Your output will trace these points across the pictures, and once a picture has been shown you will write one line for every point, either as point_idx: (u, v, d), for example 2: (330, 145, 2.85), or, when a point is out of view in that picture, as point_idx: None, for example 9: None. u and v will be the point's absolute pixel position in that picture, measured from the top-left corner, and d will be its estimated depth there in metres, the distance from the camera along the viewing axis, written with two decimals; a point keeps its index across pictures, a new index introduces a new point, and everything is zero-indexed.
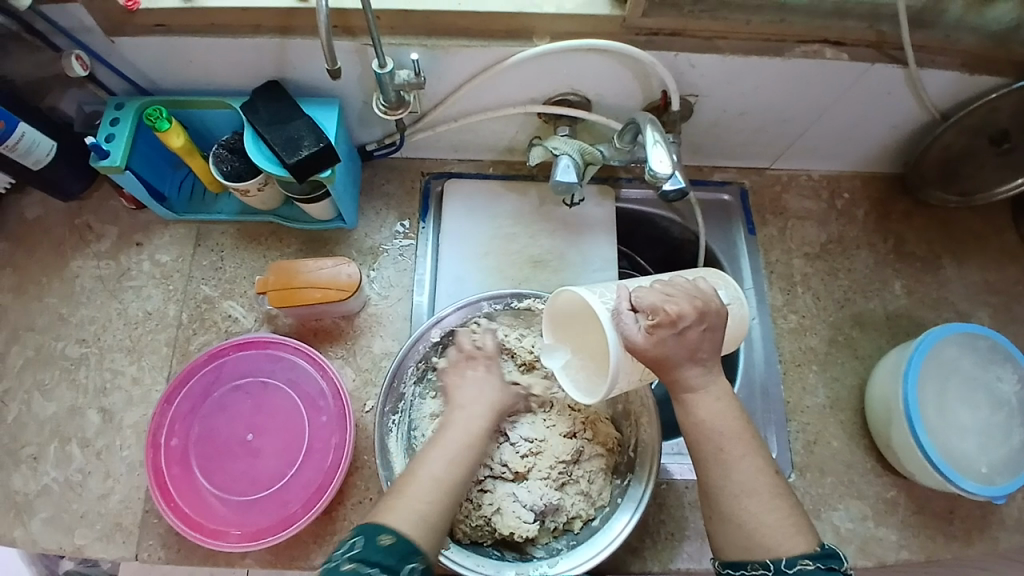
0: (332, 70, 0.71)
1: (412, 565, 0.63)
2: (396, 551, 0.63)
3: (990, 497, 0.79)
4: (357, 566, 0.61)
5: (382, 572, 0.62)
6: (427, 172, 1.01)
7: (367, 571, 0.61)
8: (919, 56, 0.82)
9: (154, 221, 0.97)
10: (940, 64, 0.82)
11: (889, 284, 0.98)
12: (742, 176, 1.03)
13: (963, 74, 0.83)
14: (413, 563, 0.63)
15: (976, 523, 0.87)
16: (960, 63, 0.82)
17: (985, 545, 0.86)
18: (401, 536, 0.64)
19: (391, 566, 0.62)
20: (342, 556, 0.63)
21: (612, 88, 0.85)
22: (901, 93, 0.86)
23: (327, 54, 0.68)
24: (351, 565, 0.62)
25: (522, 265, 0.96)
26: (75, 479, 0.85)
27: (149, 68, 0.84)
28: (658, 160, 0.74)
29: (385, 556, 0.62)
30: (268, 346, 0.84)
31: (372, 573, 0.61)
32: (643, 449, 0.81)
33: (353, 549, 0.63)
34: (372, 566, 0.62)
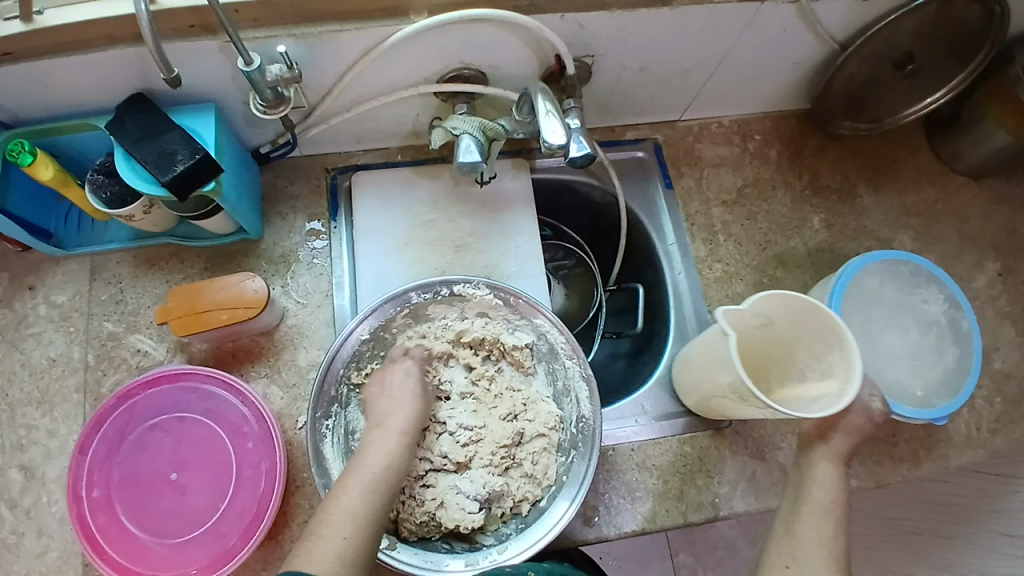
0: (171, 76, 0.65)
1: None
2: None
3: (929, 419, 0.80)
4: None
5: None
6: (333, 167, 0.96)
7: None
8: None
9: (44, 260, 0.89)
10: None
11: (808, 220, 0.98)
12: (654, 131, 1.01)
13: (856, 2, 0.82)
14: None
15: (922, 443, 0.90)
16: None
17: (934, 463, 0.90)
18: None
19: None
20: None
21: (506, 58, 0.82)
22: (796, 29, 0.85)
23: (159, 61, 0.63)
24: None
25: (443, 251, 0.92)
26: (10, 540, 0.80)
27: (7, 99, 0.75)
28: (551, 131, 0.71)
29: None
30: (181, 378, 0.79)
31: None
32: (586, 425, 0.82)
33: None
34: None
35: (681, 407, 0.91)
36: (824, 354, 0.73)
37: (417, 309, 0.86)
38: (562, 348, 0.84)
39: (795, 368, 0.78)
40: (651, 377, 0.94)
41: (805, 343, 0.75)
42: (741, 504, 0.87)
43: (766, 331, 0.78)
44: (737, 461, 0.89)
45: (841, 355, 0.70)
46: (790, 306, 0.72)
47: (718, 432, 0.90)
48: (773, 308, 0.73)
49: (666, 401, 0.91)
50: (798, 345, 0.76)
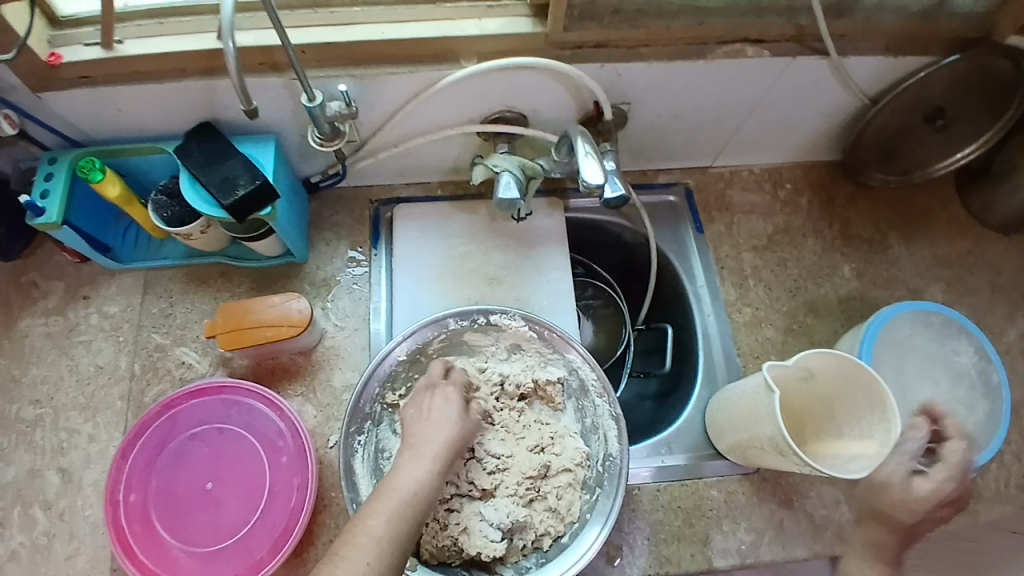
0: (250, 110, 0.69)
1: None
2: None
3: (957, 472, 0.79)
4: None
5: None
6: (376, 199, 1.01)
7: None
8: (841, 44, 0.84)
9: (100, 273, 0.94)
10: (864, 51, 0.84)
11: (838, 268, 1.00)
12: (686, 176, 1.05)
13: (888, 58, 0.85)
14: None
15: None
16: (883, 46, 0.84)
17: (962, 518, 0.89)
18: None
19: None
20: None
21: (548, 103, 0.87)
22: (828, 83, 0.89)
23: (241, 94, 0.67)
24: None
25: (477, 282, 0.96)
26: (41, 541, 0.81)
27: (79, 120, 0.82)
28: (589, 172, 0.75)
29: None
30: (223, 391, 0.82)
31: None
32: (613, 463, 0.83)
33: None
34: None
35: (706, 449, 0.91)
36: (866, 415, 0.76)
37: (455, 335, 0.89)
38: (592, 383, 0.87)
39: (834, 424, 0.80)
40: (677, 419, 0.94)
41: (847, 401, 0.78)
42: (767, 553, 0.86)
43: (809, 385, 0.81)
44: (764, 508, 0.88)
45: (881, 418, 0.74)
46: (837, 363, 0.75)
47: (744, 477, 0.89)
48: (818, 365, 0.77)
49: (691, 442, 0.92)
50: (839, 402, 0.79)
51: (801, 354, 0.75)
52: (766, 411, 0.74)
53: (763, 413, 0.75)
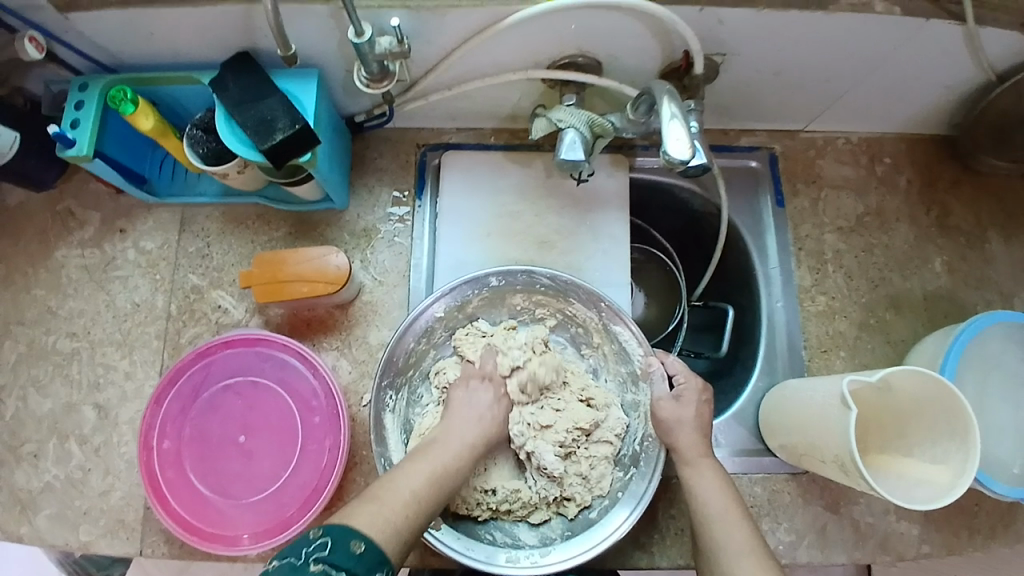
0: (285, 50, 0.65)
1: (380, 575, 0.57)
2: (367, 559, 0.56)
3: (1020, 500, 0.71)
4: (325, 570, 0.54)
5: None
6: (423, 143, 0.92)
7: None
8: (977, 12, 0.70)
9: (136, 206, 0.90)
10: (1002, 22, 0.70)
11: (930, 261, 0.89)
12: (772, 141, 0.93)
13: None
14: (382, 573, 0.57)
15: (1001, 516, 0.84)
16: None
17: (1008, 539, 0.84)
18: (373, 543, 0.57)
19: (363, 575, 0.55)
20: (304, 555, 0.55)
21: (629, 50, 0.75)
22: (955, 53, 0.75)
23: (276, 36, 0.63)
24: (317, 566, 0.54)
25: (528, 245, 0.88)
26: (75, 476, 0.82)
27: (110, 44, 0.75)
28: (673, 141, 0.64)
29: (356, 563, 0.55)
30: (257, 344, 0.79)
31: None
32: (650, 443, 0.79)
33: (320, 551, 0.55)
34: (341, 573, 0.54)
35: (756, 444, 0.86)
36: (943, 440, 0.68)
37: (495, 293, 0.84)
38: (638, 362, 0.81)
39: (903, 440, 0.73)
40: (730, 408, 0.88)
41: (927, 421, 0.70)
42: (806, 556, 0.82)
43: (882, 395, 0.74)
44: (809, 511, 0.83)
45: (960, 444, 0.66)
46: (925, 381, 0.67)
47: (793, 477, 0.84)
48: (898, 378, 0.69)
49: (742, 435, 0.86)
50: (916, 418, 0.71)
51: (887, 368, 0.66)
52: (838, 426, 0.66)
53: (832, 426, 0.68)
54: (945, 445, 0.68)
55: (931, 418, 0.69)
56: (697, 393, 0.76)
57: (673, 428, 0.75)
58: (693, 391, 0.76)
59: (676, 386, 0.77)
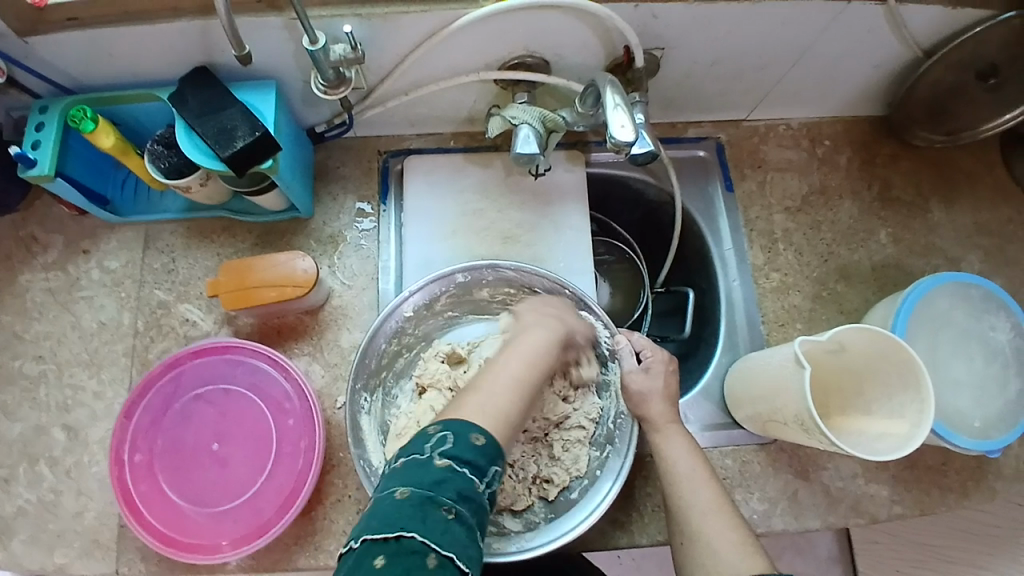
0: (241, 53, 0.67)
1: (494, 468, 0.58)
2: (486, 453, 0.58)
3: (985, 451, 0.75)
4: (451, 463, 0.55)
5: (473, 472, 0.56)
6: (384, 150, 0.95)
7: (461, 470, 0.55)
8: None
9: (100, 226, 0.90)
10: None
11: (875, 233, 0.94)
12: (718, 130, 0.98)
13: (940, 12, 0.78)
14: (497, 467, 0.58)
15: (971, 473, 0.88)
16: None
17: (980, 494, 0.88)
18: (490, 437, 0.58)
19: (481, 467, 0.56)
20: (426, 448, 0.56)
21: (573, 47, 0.80)
22: (880, 31, 0.81)
23: (231, 38, 0.64)
24: (442, 460, 0.55)
25: (492, 241, 0.91)
26: (47, 499, 0.81)
27: (71, 67, 0.77)
28: (618, 125, 0.68)
29: (477, 456, 0.56)
30: (227, 351, 0.80)
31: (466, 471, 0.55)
32: (624, 420, 0.82)
33: (443, 445, 0.56)
34: (464, 465, 0.56)
35: (723, 418, 0.89)
36: (897, 393, 0.72)
37: (460, 289, 0.86)
38: (606, 342, 0.83)
39: (862, 399, 0.77)
40: (697, 386, 0.91)
41: (880, 378, 0.74)
42: (780, 523, 0.85)
43: (838, 358, 0.78)
44: (780, 479, 0.86)
45: (914, 397, 0.70)
46: (874, 339, 0.71)
47: (761, 448, 0.87)
48: (851, 339, 0.73)
49: (709, 411, 0.89)
50: (870, 377, 0.75)
51: (836, 328, 0.71)
52: (793, 386, 0.70)
53: (789, 387, 0.71)
54: (902, 401, 0.72)
55: (885, 374, 0.73)
56: (663, 364, 0.79)
57: (644, 399, 0.78)
58: (661, 363, 0.79)
59: (645, 360, 0.80)
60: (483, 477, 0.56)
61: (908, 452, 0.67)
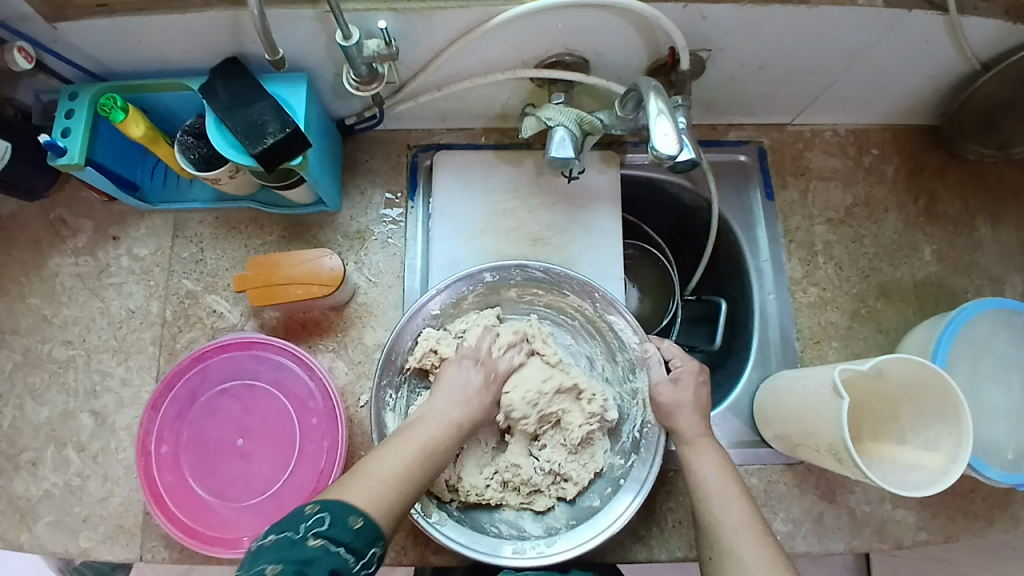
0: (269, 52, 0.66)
1: (375, 549, 0.59)
2: (363, 534, 0.58)
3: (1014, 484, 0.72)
4: (325, 544, 0.56)
5: (350, 553, 0.57)
6: (414, 145, 0.93)
7: (337, 552, 0.56)
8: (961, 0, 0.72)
9: (129, 212, 0.90)
10: (984, 10, 0.72)
11: (919, 250, 0.90)
12: (760, 134, 0.93)
13: (1008, 21, 0.73)
14: (376, 547, 0.59)
15: (998, 501, 0.85)
16: (1004, 9, 0.72)
17: (1006, 523, 0.85)
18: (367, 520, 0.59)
19: (358, 549, 0.57)
20: (304, 529, 0.56)
21: (613, 46, 0.76)
22: (939, 42, 0.76)
23: (264, 44, 0.64)
24: (318, 540, 0.56)
25: (520, 243, 0.89)
26: (74, 483, 0.83)
27: (99, 52, 0.75)
28: (661, 135, 0.65)
29: (354, 538, 0.57)
30: (253, 346, 0.80)
31: (342, 553, 0.56)
32: (649, 430, 0.80)
33: (319, 525, 0.57)
34: (341, 547, 0.56)
35: (750, 436, 0.87)
36: (934, 424, 0.69)
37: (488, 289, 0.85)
38: (635, 349, 0.82)
39: (897, 426, 0.74)
40: (725, 400, 0.89)
41: (918, 407, 0.71)
42: (803, 545, 0.83)
43: (875, 383, 0.75)
44: (804, 499, 0.84)
45: (951, 430, 0.67)
46: (915, 368, 0.68)
47: (788, 467, 0.85)
48: (891, 366, 0.70)
49: (736, 428, 0.87)
50: (907, 404, 0.72)
51: (877, 357, 0.67)
52: (828, 413, 0.68)
53: (824, 414, 0.69)
54: (937, 434, 0.69)
55: (923, 404, 0.70)
56: (693, 376, 0.77)
57: (671, 414, 0.76)
58: (690, 376, 0.77)
59: (673, 370, 0.78)
60: (360, 558, 0.57)
61: (941, 489, 0.65)
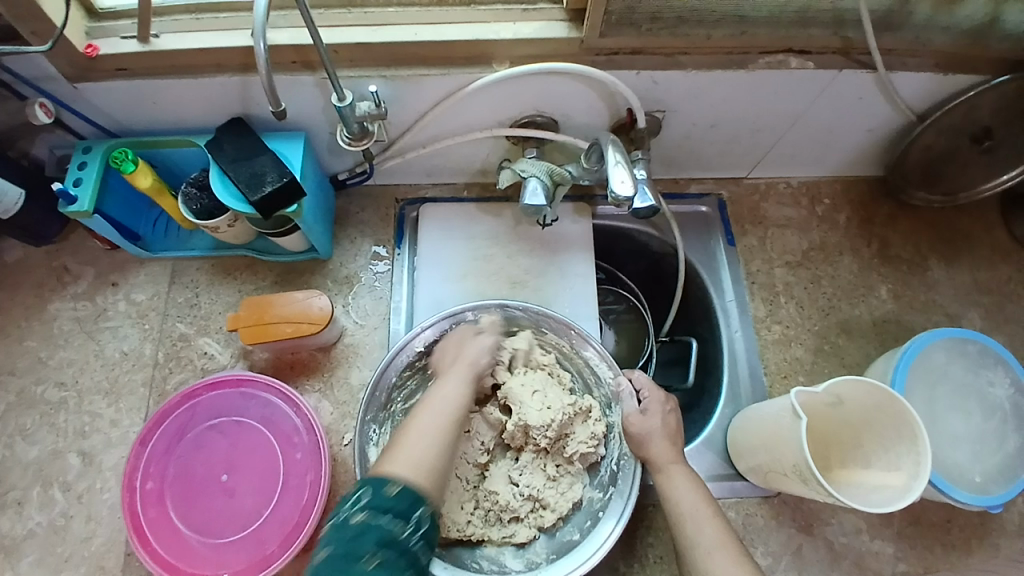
0: (278, 111, 0.69)
1: (419, 512, 0.65)
2: (405, 499, 0.65)
3: (985, 506, 0.75)
4: (367, 518, 0.62)
5: (394, 517, 0.63)
6: (401, 199, 1.00)
7: (379, 521, 0.62)
8: (888, 59, 0.81)
9: (130, 260, 0.95)
10: (913, 66, 0.82)
11: (875, 289, 0.97)
12: (719, 187, 1.02)
13: (928, 79, 0.83)
14: (422, 510, 0.65)
15: (974, 530, 0.87)
16: (933, 63, 0.82)
17: (984, 552, 0.87)
18: (407, 485, 0.66)
19: (403, 512, 0.63)
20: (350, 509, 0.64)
21: (580, 108, 0.85)
22: (873, 97, 0.86)
23: (268, 92, 0.66)
24: (361, 516, 0.62)
25: (500, 286, 0.95)
26: (59, 522, 0.83)
27: (116, 111, 0.83)
28: (619, 181, 0.72)
29: (396, 503, 0.64)
30: (242, 384, 0.83)
31: (386, 521, 0.62)
32: (625, 461, 0.82)
33: (360, 501, 0.64)
34: (383, 515, 0.63)
35: (727, 469, 0.89)
36: (894, 446, 0.73)
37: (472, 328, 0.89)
38: (611, 383, 0.86)
39: (860, 452, 0.78)
40: (700, 435, 0.92)
41: (878, 431, 0.75)
42: None
43: (836, 411, 0.79)
44: (782, 532, 0.86)
45: (910, 450, 0.71)
46: (869, 392, 0.73)
47: (764, 500, 0.87)
48: (848, 392, 0.74)
49: (711, 461, 0.90)
50: (867, 429, 0.76)
51: (831, 380, 0.72)
52: (792, 437, 0.71)
53: (788, 438, 0.73)
54: (898, 455, 0.72)
55: (882, 428, 0.74)
56: (660, 403, 0.81)
57: (644, 440, 0.79)
58: (658, 404, 0.81)
59: (644, 401, 0.82)
60: (406, 520, 0.63)
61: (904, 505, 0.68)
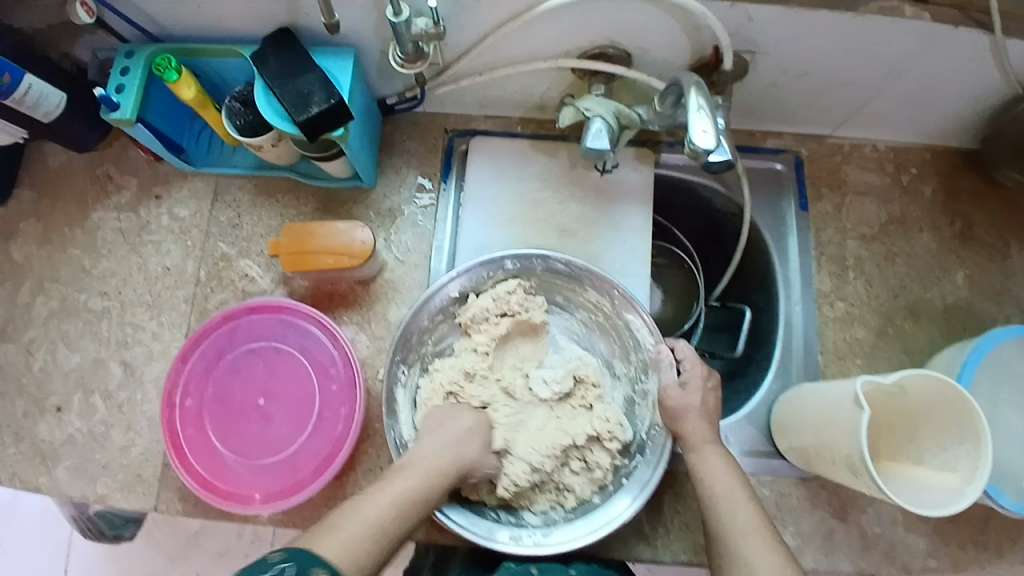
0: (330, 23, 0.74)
1: None
2: None
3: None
4: None
5: None
6: (451, 129, 0.94)
7: None
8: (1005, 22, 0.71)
9: (173, 173, 0.93)
10: None
11: (951, 273, 0.88)
12: (798, 144, 0.93)
13: None
14: None
15: (1013, 534, 0.83)
16: None
17: (1020, 557, 0.82)
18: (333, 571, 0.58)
19: None
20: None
21: (658, 42, 0.76)
22: (982, 61, 0.75)
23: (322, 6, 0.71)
24: None
25: (548, 233, 0.90)
26: (98, 429, 0.85)
27: (155, 12, 0.78)
28: (698, 131, 0.65)
29: None
30: (282, 312, 0.82)
31: None
32: (657, 433, 0.81)
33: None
34: None
35: (766, 446, 0.86)
36: (954, 446, 0.68)
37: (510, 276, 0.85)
38: (650, 351, 0.82)
39: (914, 447, 0.73)
40: (742, 409, 0.88)
41: (939, 430, 0.70)
42: (809, 560, 0.82)
43: (897, 402, 0.73)
44: (815, 515, 0.83)
45: (970, 453, 0.66)
46: (940, 387, 0.67)
47: (800, 481, 0.84)
48: (915, 383, 0.69)
49: (751, 436, 0.86)
50: (927, 424, 0.71)
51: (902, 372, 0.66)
52: (847, 425, 0.67)
53: (842, 426, 0.68)
54: (956, 459, 0.67)
55: (946, 426, 0.69)
56: (701, 381, 0.77)
57: (679, 415, 0.76)
58: (698, 380, 0.77)
59: (684, 373, 0.78)
60: None
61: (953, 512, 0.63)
